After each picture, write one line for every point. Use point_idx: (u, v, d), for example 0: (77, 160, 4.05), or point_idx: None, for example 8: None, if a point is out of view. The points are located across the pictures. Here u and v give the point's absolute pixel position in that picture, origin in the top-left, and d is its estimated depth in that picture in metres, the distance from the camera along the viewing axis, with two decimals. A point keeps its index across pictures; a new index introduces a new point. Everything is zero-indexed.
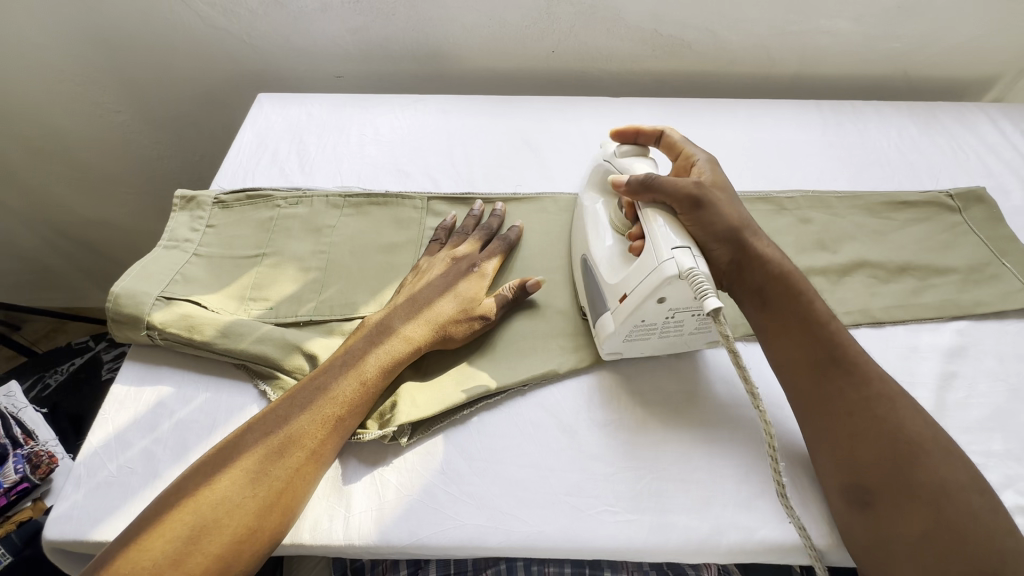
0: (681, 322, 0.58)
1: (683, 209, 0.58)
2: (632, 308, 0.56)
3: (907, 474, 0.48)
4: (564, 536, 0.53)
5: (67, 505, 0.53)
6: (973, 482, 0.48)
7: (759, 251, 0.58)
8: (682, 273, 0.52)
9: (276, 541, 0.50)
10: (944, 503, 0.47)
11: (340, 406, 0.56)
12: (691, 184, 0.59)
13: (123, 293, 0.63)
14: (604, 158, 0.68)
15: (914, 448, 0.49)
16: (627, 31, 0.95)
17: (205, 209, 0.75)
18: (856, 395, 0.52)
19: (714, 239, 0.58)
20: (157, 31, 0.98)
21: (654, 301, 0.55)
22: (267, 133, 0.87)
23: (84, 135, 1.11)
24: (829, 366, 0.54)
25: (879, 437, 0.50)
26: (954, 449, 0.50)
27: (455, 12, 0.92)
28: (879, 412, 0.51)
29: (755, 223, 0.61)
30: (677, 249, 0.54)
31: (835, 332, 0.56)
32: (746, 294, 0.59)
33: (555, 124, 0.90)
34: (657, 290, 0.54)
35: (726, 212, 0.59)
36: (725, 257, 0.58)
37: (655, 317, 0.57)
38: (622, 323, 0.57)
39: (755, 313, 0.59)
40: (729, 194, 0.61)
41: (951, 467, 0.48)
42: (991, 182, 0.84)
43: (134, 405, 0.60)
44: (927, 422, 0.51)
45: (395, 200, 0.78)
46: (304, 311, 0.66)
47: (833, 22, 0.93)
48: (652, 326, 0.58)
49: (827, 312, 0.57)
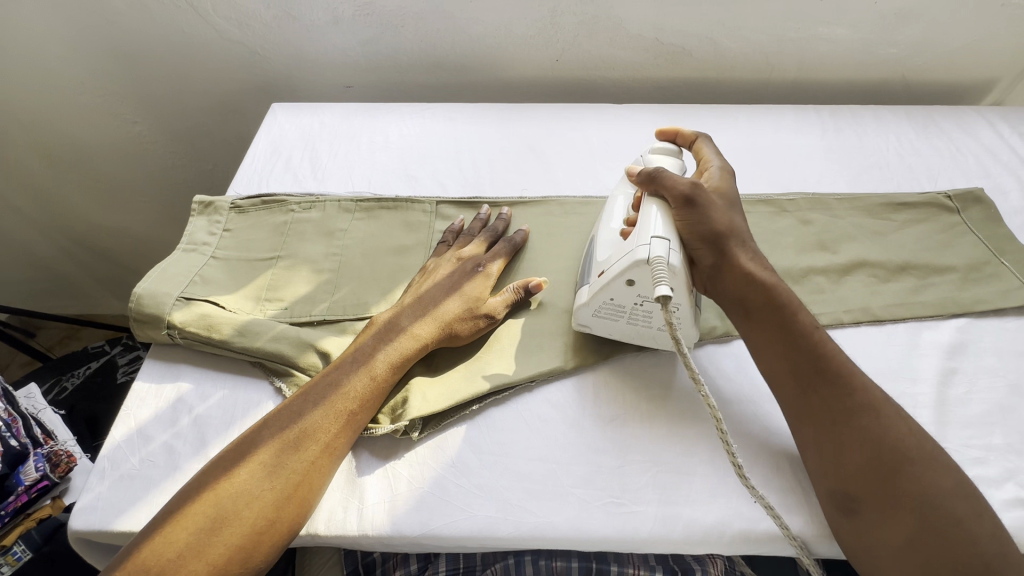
0: (649, 313, 0.60)
1: (677, 205, 0.60)
2: (605, 285, 0.60)
3: (890, 483, 0.49)
4: (572, 526, 0.54)
5: (91, 496, 0.55)
6: (958, 488, 0.49)
7: (746, 263, 0.59)
8: (649, 258, 0.56)
9: (293, 534, 0.52)
10: (929, 511, 0.48)
11: (353, 401, 0.58)
12: (689, 184, 0.60)
13: (145, 294, 0.65)
14: (638, 154, 0.70)
15: (897, 458, 0.50)
16: (630, 40, 0.97)
17: (223, 213, 0.78)
18: (839, 406, 0.53)
19: (697, 240, 0.59)
20: (176, 45, 1.01)
21: (622, 281, 0.58)
22: (280, 141, 0.90)
23: (102, 146, 1.14)
24: (815, 379, 0.55)
25: (864, 446, 0.51)
26: (939, 456, 0.51)
27: (462, 22, 0.95)
28: (862, 424, 0.52)
29: (747, 234, 0.61)
30: (656, 237, 0.57)
31: (818, 343, 0.56)
32: (730, 302, 0.60)
33: (561, 132, 0.92)
34: (625, 270, 0.57)
35: (716, 218, 0.59)
36: (707, 259, 0.59)
37: (624, 299, 0.60)
38: (591, 297, 0.61)
39: (740, 320, 0.60)
40: (729, 200, 0.63)
41: (935, 474, 0.50)
42: (989, 183, 0.85)
43: (155, 400, 0.62)
44: (911, 431, 0.52)
45: (404, 204, 0.80)
46: (317, 311, 0.68)
47: (830, 29, 0.96)
48: (621, 308, 0.61)
49: (812, 324, 0.57)
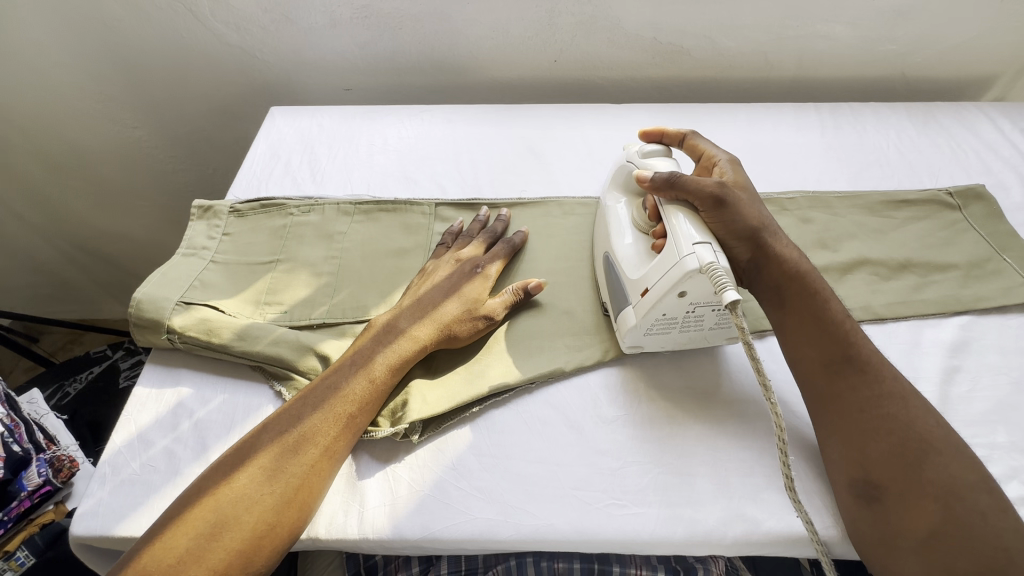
0: (700, 317, 0.60)
1: (706, 207, 0.59)
2: (654, 302, 0.57)
3: (915, 472, 0.49)
4: (572, 528, 0.54)
5: (92, 501, 0.55)
6: (981, 482, 0.49)
7: (783, 251, 0.60)
8: (702, 267, 0.53)
9: (293, 538, 0.52)
10: (953, 502, 0.47)
11: (352, 404, 0.58)
12: (715, 184, 0.59)
13: (145, 299, 0.65)
14: (628, 158, 0.68)
15: (923, 446, 0.50)
16: (628, 39, 0.97)
17: (222, 217, 0.78)
18: (867, 394, 0.54)
19: (734, 238, 0.59)
20: (175, 51, 1.01)
21: (668, 292, 0.56)
22: (279, 144, 0.90)
23: (103, 152, 1.15)
24: (843, 366, 0.55)
25: (891, 433, 0.51)
26: (964, 448, 0.51)
27: (460, 24, 0.95)
28: (889, 410, 0.52)
29: (776, 223, 0.62)
30: (698, 244, 0.55)
31: (849, 331, 0.57)
32: (765, 293, 0.60)
33: (559, 131, 0.92)
34: (679, 283, 0.55)
35: (747, 213, 0.59)
36: (745, 255, 0.60)
37: (676, 311, 0.58)
38: (643, 317, 0.59)
39: (773, 312, 0.60)
40: (749, 194, 0.62)
41: (960, 467, 0.49)
42: (990, 180, 0.85)
43: (155, 405, 0.62)
44: (938, 423, 0.52)
45: (403, 206, 0.80)
46: (317, 315, 0.68)
47: (830, 26, 0.95)
48: (673, 320, 0.59)
49: (842, 312, 0.58)
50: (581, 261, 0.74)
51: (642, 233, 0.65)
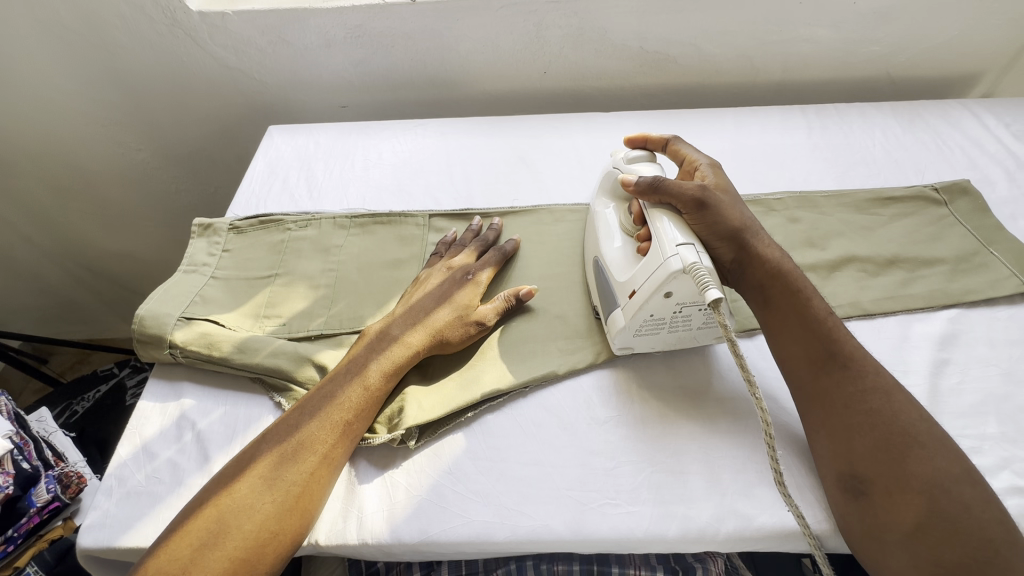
0: (688, 317, 0.61)
1: (688, 210, 0.60)
2: (641, 303, 0.59)
3: (899, 466, 0.50)
4: (568, 528, 0.55)
5: (99, 514, 0.57)
6: (966, 474, 0.49)
7: (764, 251, 0.61)
8: (685, 267, 0.55)
9: (297, 543, 0.53)
10: (937, 493, 0.48)
11: (349, 411, 0.59)
12: (696, 187, 0.60)
13: (147, 315, 0.67)
14: (615, 165, 0.70)
15: (907, 440, 0.51)
16: (615, 49, 0.99)
17: (222, 234, 0.80)
18: (852, 389, 0.54)
19: (718, 239, 0.60)
20: (176, 74, 1.04)
21: (655, 295, 0.57)
22: (277, 162, 0.92)
23: (108, 174, 1.18)
24: (827, 363, 0.56)
25: (876, 427, 0.52)
26: (948, 442, 0.51)
27: (450, 40, 0.97)
28: (874, 405, 0.53)
29: (758, 223, 0.63)
30: (681, 245, 0.57)
31: (832, 328, 0.57)
32: (750, 293, 0.61)
33: (550, 140, 0.94)
34: (664, 284, 0.56)
35: (729, 214, 0.60)
36: (728, 255, 0.61)
37: (663, 311, 0.59)
38: (631, 318, 0.60)
39: (760, 311, 0.61)
40: (732, 195, 0.64)
41: (945, 460, 0.50)
42: (976, 175, 0.86)
43: (160, 418, 0.64)
44: (922, 417, 0.53)
45: (398, 218, 0.82)
46: (315, 325, 0.70)
47: (812, 30, 0.97)
48: (661, 321, 0.61)
49: (825, 310, 0.59)
50: (572, 266, 0.76)
51: (629, 237, 0.67)
